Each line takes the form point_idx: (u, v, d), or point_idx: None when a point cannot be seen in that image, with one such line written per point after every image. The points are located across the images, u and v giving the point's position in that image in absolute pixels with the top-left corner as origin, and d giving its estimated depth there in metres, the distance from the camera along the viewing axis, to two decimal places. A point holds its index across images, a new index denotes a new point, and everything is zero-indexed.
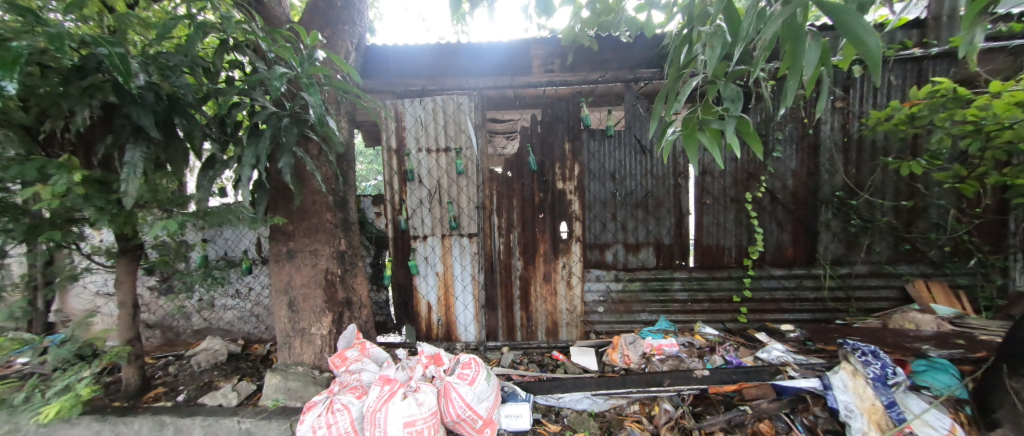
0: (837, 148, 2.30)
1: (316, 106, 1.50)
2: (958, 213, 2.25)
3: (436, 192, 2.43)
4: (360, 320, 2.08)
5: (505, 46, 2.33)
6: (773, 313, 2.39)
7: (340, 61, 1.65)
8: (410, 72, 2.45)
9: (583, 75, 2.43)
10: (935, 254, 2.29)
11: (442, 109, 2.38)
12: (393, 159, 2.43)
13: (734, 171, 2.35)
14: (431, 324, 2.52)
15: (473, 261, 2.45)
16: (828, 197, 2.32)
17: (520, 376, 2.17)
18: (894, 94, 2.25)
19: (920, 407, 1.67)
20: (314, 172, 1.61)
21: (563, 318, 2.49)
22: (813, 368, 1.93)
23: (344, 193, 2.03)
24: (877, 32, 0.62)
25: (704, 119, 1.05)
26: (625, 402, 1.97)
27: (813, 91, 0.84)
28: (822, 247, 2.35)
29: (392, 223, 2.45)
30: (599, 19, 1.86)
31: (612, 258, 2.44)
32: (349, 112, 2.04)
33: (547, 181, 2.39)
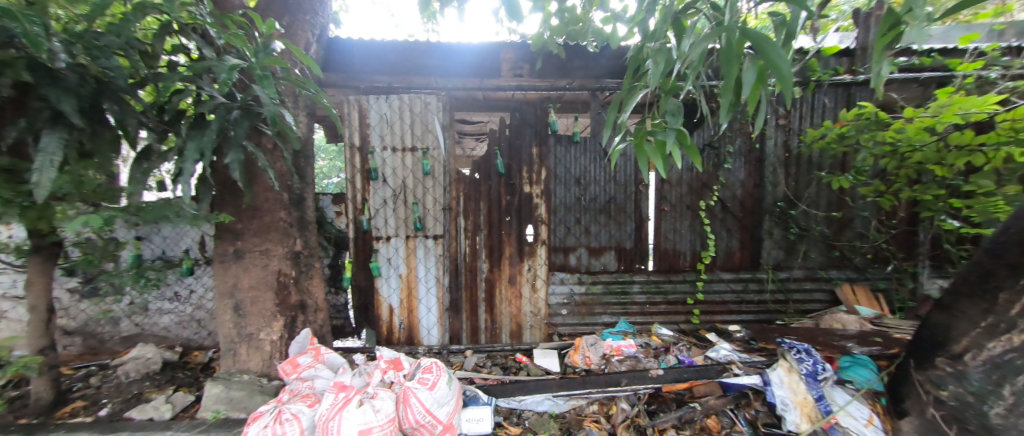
0: (779, 162, 2.50)
1: (270, 100, 1.40)
2: (879, 224, 2.52)
3: (400, 192, 2.37)
4: (314, 324, 1.97)
5: (477, 46, 2.33)
6: (722, 314, 2.54)
7: (299, 53, 1.53)
8: (375, 68, 2.37)
9: (551, 81, 2.49)
10: (859, 260, 2.55)
11: (408, 108, 2.33)
12: (356, 157, 2.34)
13: (689, 180, 2.49)
14: (393, 328, 2.45)
15: (438, 262, 2.42)
16: (771, 206, 2.52)
17: (483, 379, 2.17)
18: (828, 115, 2.49)
19: (845, 399, 1.83)
20: (266, 167, 1.52)
21: (527, 321, 2.51)
22: (755, 365, 2.07)
23: (302, 191, 1.93)
24: (789, 59, 0.72)
25: (651, 130, 1.11)
26: (585, 402, 2.02)
27: (753, 108, 0.90)
28: (765, 253, 2.54)
29: (353, 223, 2.36)
30: (568, 27, 1.91)
31: (576, 261, 2.50)
32: (309, 106, 1.95)
33: (514, 184, 2.40)
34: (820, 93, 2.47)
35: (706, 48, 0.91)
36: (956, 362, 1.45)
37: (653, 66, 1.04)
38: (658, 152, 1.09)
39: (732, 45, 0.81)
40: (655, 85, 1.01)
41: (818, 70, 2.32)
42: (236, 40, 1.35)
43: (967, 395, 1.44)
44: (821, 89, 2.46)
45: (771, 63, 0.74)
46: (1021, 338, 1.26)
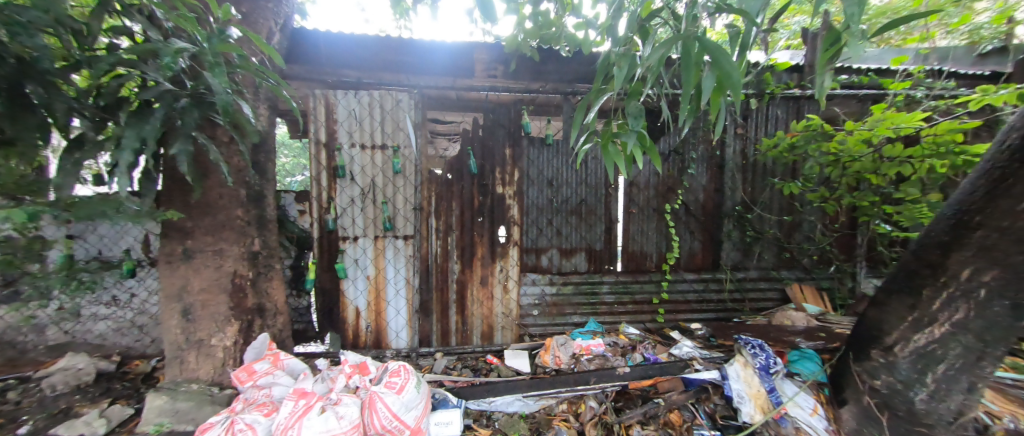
0: (737, 168, 2.65)
1: (223, 90, 1.31)
2: (824, 227, 2.74)
3: (369, 191, 2.30)
4: (274, 328, 1.87)
5: (451, 46, 2.24)
6: (685, 312, 2.66)
7: (260, 41, 1.41)
8: (344, 62, 2.28)
9: (525, 84, 2.45)
10: (807, 261, 2.76)
11: (378, 105, 2.27)
12: (322, 153, 2.25)
13: (656, 184, 2.58)
14: (360, 331, 2.38)
15: (408, 263, 2.37)
16: (730, 210, 2.66)
17: (453, 382, 2.14)
18: (780, 125, 2.68)
19: (793, 390, 1.96)
20: (220, 161, 1.42)
21: (498, 322, 2.51)
22: (715, 361, 2.18)
23: (262, 188, 1.82)
24: (734, 64, 0.84)
25: (616, 133, 1.21)
26: (554, 402, 2.05)
27: (716, 113, 0.99)
28: (724, 254, 2.68)
29: (317, 222, 2.26)
30: (541, 31, 1.93)
31: (547, 262, 2.54)
32: (271, 99, 1.85)
33: (487, 184, 2.40)
34: (773, 105, 2.65)
35: (664, 54, 0.98)
36: (888, 353, 1.60)
37: (616, 70, 1.09)
38: (621, 152, 1.23)
39: (691, 53, 0.90)
40: (618, 87, 1.06)
41: (773, 83, 2.50)
42: (184, 23, 1.21)
43: (897, 384, 1.59)
44: (775, 102, 2.62)
45: (721, 68, 0.88)
46: (941, 330, 1.44)
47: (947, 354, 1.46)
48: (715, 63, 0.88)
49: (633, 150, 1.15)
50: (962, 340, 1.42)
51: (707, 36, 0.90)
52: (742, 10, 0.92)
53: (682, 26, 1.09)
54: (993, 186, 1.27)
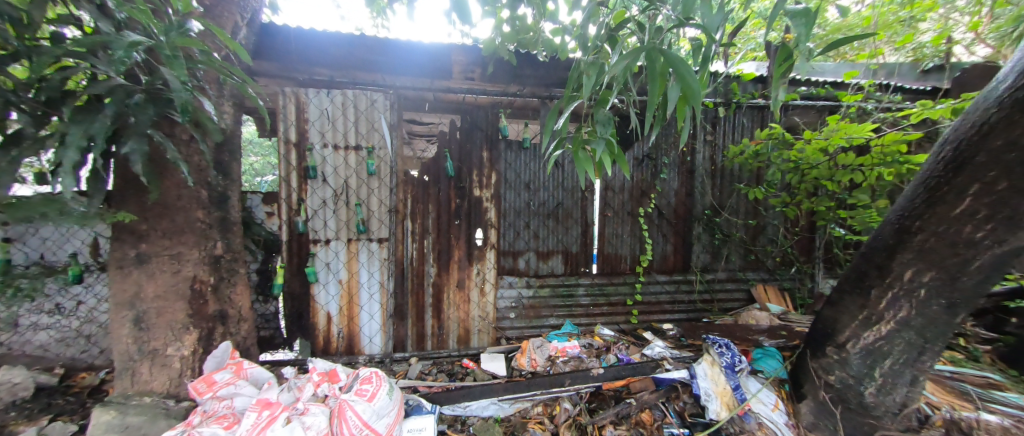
0: (706, 174, 2.77)
1: (182, 87, 1.23)
2: (785, 231, 2.89)
3: (341, 193, 2.24)
4: (237, 336, 1.78)
5: (428, 47, 2.21)
6: (657, 313, 2.73)
7: (224, 36, 1.33)
8: (317, 59, 2.21)
9: (502, 87, 2.45)
10: (770, 263, 2.90)
11: (352, 104, 2.22)
12: (292, 153, 2.17)
13: (630, 188, 2.65)
14: (331, 337, 2.30)
15: (382, 267, 2.31)
16: (700, 214, 2.77)
17: (427, 387, 2.10)
18: (746, 133, 2.81)
19: (756, 387, 2.04)
20: (177, 160, 1.34)
21: (475, 326, 2.49)
22: (684, 361, 2.25)
23: (226, 188, 1.73)
24: (694, 74, 0.91)
25: (586, 140, 1.30)
26: (529, 405, 2.06)
27: (682, 121, 1.06)
28: (695, 256, 2.78)
29: (286, 224, 2.18)
30: (519, 35, 1.93)
31: (524, 265, 2.55)
32: (237, 96, 1.76)
33: (464, 187, 2.38)
34: (739, 114, 2.78)
35: (631, 63, 1.03)
36: (841, 350, 1.71)
37: (585, 78, 1.17)
38: (590, 158, 1.31)
39: (657, 64, 0.95)
40: (587, 94, 1.12)
41: (739, 93, 2.62)
42: (140, 15, 1.11)
43: (849, 378, 1.70)
44: (741, 110, 2.76)
45: (684, 80, 0.93)
46: (887, 327, 1.55)
47: (892, 350, 1.57)
48: (678, 73, 0.94)
49: (600, 156, 1.25)
50: (906, 337, 1.53)
51: (671, 49, 0.95)
52: (704, 24, 1.00)
53: (648, 36, 1.15)
54: (931, 193, 1.38)
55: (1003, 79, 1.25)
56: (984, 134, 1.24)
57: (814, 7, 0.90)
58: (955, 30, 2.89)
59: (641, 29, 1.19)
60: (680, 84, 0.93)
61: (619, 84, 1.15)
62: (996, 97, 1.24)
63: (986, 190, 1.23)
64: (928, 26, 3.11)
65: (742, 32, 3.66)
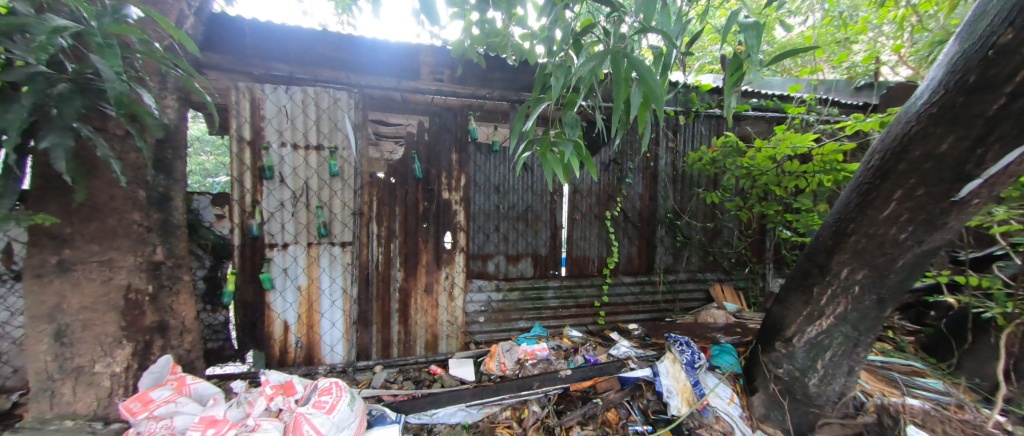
0: (668, 179, 2.89)
1: (116, 77, 1.11)
2: (740, 233, 3.07)
3: (301, 194, 2.13)
4: (179, 349, 1.63)
5: (397, 46, 2.18)
6: (623, 314, 2.80)
7: (167, 24, 1.21)
8: (274, 54, 2.06)
9: (472, 90, 2.39)
10: (726, 264, 3.07)
11: (314, 102, 2.12)
12: (246, 152, 2.04)
13: (597, 192, 2.71)
14: (288, 347, 2.18)
15: (345, 272, 2.23)
16: (662, 217, 2.88)
17: (392, 396, 2.03)
18: (703, 141, 2.97)
19: (713, 382, 2.15)
20: (108, 157, 1.21)
21: (443, 331, 2.44)
22: (649, 359, 2.31)
23: (168, 188, 1.59)
24: (657, 81, 0.96)
25: (552, 142, 1.33)
26: (498, 409, 2.06)
27: (644, 126, 1.12)
28: (658, 258, 2.89)
29: (238, 227, 2.04)
30: (487, 38, 1.91)
31: (494, 268, 2.55)
32: (181, 88, 1.62)
33: (432, 189, 2.34)
34: (698, 122, 2.94)
35: (595, 68, 1.07)
36: (788, 345, 1.84)
37: (552, 80, 1.20)
38: (558, 159, 1.36)
39: (621, 68, 1.00)
40: (554, 96, 1.16)
41: (697, 102, 2.77)
42: None
43: (795, 371, 1.83)
44: (699, 119, 2.91)
45: (647, 85, 0.99)
46: (827, 322, 1.69)
47: (831, 343, 1.72)
48: (643, 77, 0.98)
49: (568, 158, 1.28)
50: (842, 330, 1.68)
51: (634, 55, 1.00)
52: (663, 32, 1.05)
53: (612, 42, 1.20)
54: (862, 198, 1.50)
55: (919, 95, 1.37)
56: (905, 145, 1.36)
57: (763, 21, 0.98)
58: (883, 51, 3.21)
59: (604, 36, 1.24)
60: (644, 90, 0.98)
61: (585, 87, 1.18)
62: (913, 111, 1.35)
63: (908, 195, 1.36)
64: (860, 46, 3.42)
65: (700, 46, 3.86)
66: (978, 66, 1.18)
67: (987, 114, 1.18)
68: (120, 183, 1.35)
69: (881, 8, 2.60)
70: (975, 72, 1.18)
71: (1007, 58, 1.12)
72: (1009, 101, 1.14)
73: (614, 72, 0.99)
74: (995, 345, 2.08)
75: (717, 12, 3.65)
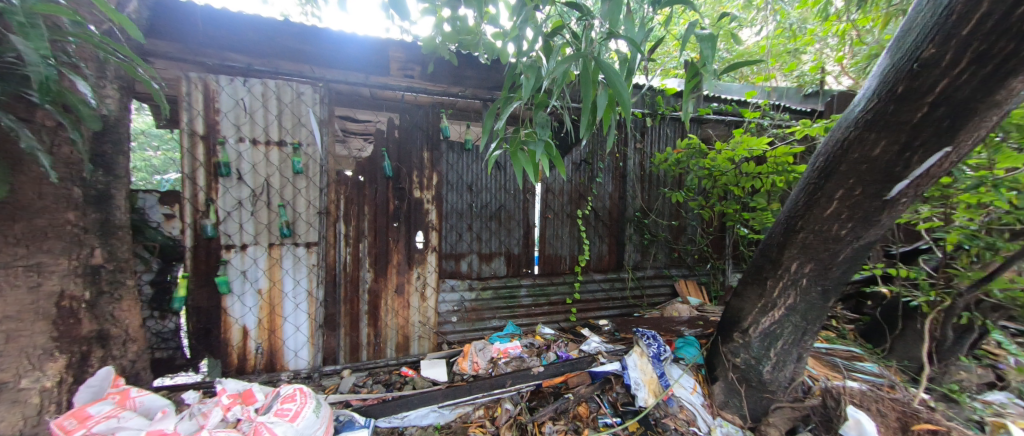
0: (636, 179, 2.98)
1: (41, 62, 1.00)
2: (703, 231, 3.22)
3: (261, 192, 2.03)
4: (123, 359, 1.50)
5: (365, 40, 2.08)
6: (594, 310, 2.87)
7: (105, 7, 1.10)
8: (229, 43, 1.92)
9: (444, 87, 2.35)
10: (690, 260, 3.22)
11: (275, 96, 2.02)
12: (199, 147, 1.91)
13: (569, 191, 2.76)
14: (248, 354, 2.06)
15: (310, 274, 2.14)
16: (631, 216, 2.97)
17: (361, 400, 1.98)
18: (669, 142, 3.09)
19: (678, 373, 2.24)
20: (34, 149, 1.09)
21: (415, 332, 2.40)
22: (618, 353, 2.37)
23: (109, 185, 1.46)
24: (624, 83, 0.99)
25: (523, 141, 1.34)
26: (470, 409, 2.06)
27: (605, 127, 1.17)
28: (627, 256, 2.98)
29: (190, 228, 1.91)
30: (459, 36, 1.89)
31: (466, 267, 2.54)
32: (123, 77, 1.49)
33: (403, 188, 2.29)
34: (664, 124, 3.05)
35: (566, 69, 1.09)
36: (745, 336, 1.95)
37: (524, 79, 1.21)
38: (530, 158, 1.37)
39: (589, 70, 1.03)
40: (526, 96, 1.17)
41: (662, 105, 2.88)
42: None
43: (751, 359, 1.95)
44: (664, 121, 3.03)
45: (615, 87, 1.02)
46: (779, 312, 1.82)
47: (783, 332, 1.85)
48: (612, 80, 1.01)
49: (539, 157, 1.30)
50: (792, 320, 1.81)
51: (603, 58, 1.02)
52: (628, 37, 1.08)
53: (581, 45, 1.23)
54: (810, 197, 1.62)
55: (858, 103, 1.48)
56: (845, 149, 1.48)
57: (717, 34, 1.04)
58: (828, 62, 3.47)
59: (573, 40, 1.27)
60: (612, 93, 1.01)
61: (556, 89, 1.21)
62: (852, 118, 1.47)
63: (848, 195, 1.49)
64: (809, 56, 3.68)
65: (665, 51, 4.01)
66: (905, 77, 1.28)
67: (912, 122, 1.29)
68: (50, 179, 1.22)
69: (826, 22, 2.82)
70: (903, 83, 1.28)
71: (930, 70, 1.21)
72: (930, 109, 1.25)
73: (582, 73, 1.02)
74: (920, 330, 2.34)
75: (681, 19, 3.81)
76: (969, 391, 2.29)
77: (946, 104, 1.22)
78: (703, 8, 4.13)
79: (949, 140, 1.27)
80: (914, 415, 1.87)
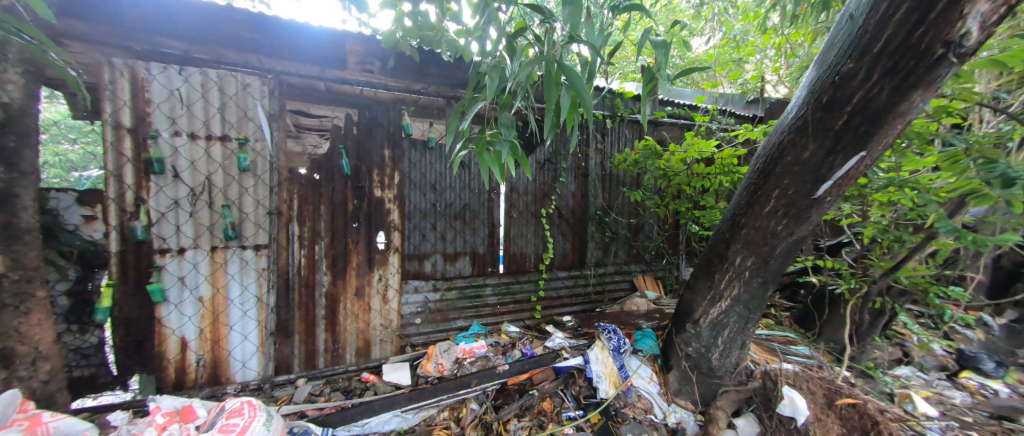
0: (598, 178, 3.07)
1: None
2: (659, 228, 3.39)
3: (201, 191, 1.86)
4: (32, 381, 1.32)
5: (319, 31, 1.97)
6: (558, 307, 2.93)
7: None
8: (164, 28, 1.74)
9: (405, 84, 2.26)
10: (648, 256, 3.37)
11: (216, 86, 1.87)
12: (126, 141, 1.71)
13: (533, 190, 2.79)
14: (187, 367, 1.89)
15: (259, 278, 2.00)
16: (593, 214, 3.06)
17: (317, 410, 1.89)
18: (627, 143, 3.22)
19: (636, 364, 2.34)
20: None
21: (376, 335, 2.32)
22: (581, 348, 2.44)
23: (12, 183, 1.27)
24: (585, 86, 1.03)
25: (489, 141, 1.34)
26: (435, 411, 2.03)
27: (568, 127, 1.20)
28: (589, 253, 3.07)
29: (116, 231, 1.71)
30: (420, 32, 1.86)
31: (430, 268, 2.48)
32: (30, 60, 1.31)
33: (363, 187, 2.20)
34: (623, 126, 3.17)
35: (530, 72, 1.11)
36: (697, 326, 2.08)
37: (488, 80, 1.21)
38: (495, 159, 1.37)
39: (552, 73, 1.05)
40: (489, 96, 1.18)
41: (622, 108, 3.00)
42: None
43: (702, 348, 2.09)
44: (623, 123, 3.15)
45: (576, 90, 1.05)
46: (726, 303, 1.96)
47: (728, 321, 2.00)
48: (573, 83, 1.04)
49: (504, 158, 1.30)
50: (737, 310, 1.97)
51: (565, 62, 1.05)
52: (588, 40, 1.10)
53: (543, 47, 1.24)
54: (751, 195, 1.75)
55: (790, 110, 1.63)
56: (780, 152, 1.62)
57: (669, 40, 1.11)
58: (767, 72, 3.77)
59: (535, 42, 1.29)
60: (574, 95, 1.03)
61: (519, 90, 1.22)
62: (786, 123, 1.61)
63: (783, 194, 1.63)
64: (750, 66, 3.99)
65: (623, 56, 4.16)
66: (828, 88, 1.42)
67: (834, 128, 1.44)
68: None
69: (765, 35, 3.06)
70: (826, 93, 1.43)
71: (848, 82, 1.36)
72: (848, 118, 1.40)
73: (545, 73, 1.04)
74: (844, 315, 2.62)
75: (638, 25, 3.97)
76: (881, 367, 2.60)
77: (862, 114, 1.37)
78: (657, 16, 4.33)
79: (865, 146, 1.42)
80: (838, 391, 2.07)
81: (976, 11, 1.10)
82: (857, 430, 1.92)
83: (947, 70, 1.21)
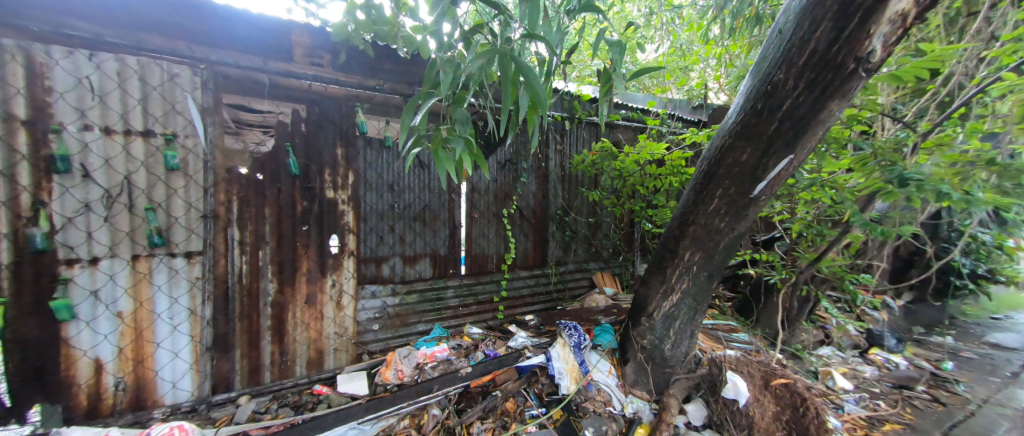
0: (558, 179, 3.13)
1: None
2: (615, 226, 3.51)
3: (118, 193, 1.64)
4: None
5: (260, 19, 1.83)
6: (519, 306, 2.94)
7: None
8: (70, 7, 1.51)
9: (359, 79, 2.15)
10: (606, 254, 3.48)
11: (137, 75, 1.66)
12: (20, 135, 1.47)
13: (494, 190, 2.78)
14: (104, 393, 1.67)
15: (192, 289, 1.81)
16: (553, 214, 3.11)
17: (262, 429, 1.74)
18: (585, 144, 3.30)
19: (595, 358, 2.41)
20: None
21: (330, 344, 2.19)
22: (543, 346, 2.46)
23: None
24: (541, 84, 1.04)
25: (445, 138, 1.30)
26: (395, 420, 1.95)
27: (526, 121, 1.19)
28: (550, 252, 3.11)
29: (7, 239, 1.46)
30: (374, 25, 1.79)
31: (389, 271, 2.39)
32: None
33: (313, 187, 2.07)
34: (581, 128, 3.25)
35: (483, 65, 1.09)
36: (651, 319, 2.19)
37: (442, 75, 1.17)
38: (450, 156, 1.33)
39: (508, 71, 1.05)
40: (443, 91, 1.15)
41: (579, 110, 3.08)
42: None
43: (655, 340, 2.20)
44: (581, 125, 3.23)
45: (532, 89, 1.05)
46: (677, 296, 2.08)
47: (679, 313, 2.13)
48: (529, 81, 1.05)
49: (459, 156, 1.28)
50: (686, 303, 2.10)
51: (521, 60, 1.05)
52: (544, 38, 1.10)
53: (499, 43, 1.23)
54: (697, 195, 1.87)
55: (731, 116, 1.75)
56: (722, 154, 1.74)
57: (624, 40, 1.15)
58: (710, 80, 4.05)
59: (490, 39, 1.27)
60: (529, 92, 1.04)
61: (475, 86, 1.19)
62: (727, 128, 1.73)
63: (724, 194, 1.76)
64: (695, 74, 4.26)
65: (580, 60, 4.28)
66: (762, 96, 1.54)
67: (767, 133, 1.57)
68: None
69: (708, 45, 3.29)
70: (761, 100, 1.55)
71: (779, 91, 1.48)
72: (779, 124, 1.53)
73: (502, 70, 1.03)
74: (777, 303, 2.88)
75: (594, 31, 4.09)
76: (808, 348, 2.89)
77: (790, 120, 1.50)
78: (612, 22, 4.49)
79: (793, 149, 1.57)
80: (772, 372, 2.23)
81: (879, 32, 1.22)
82: (789, 407, 2.10)
83: (857, 83, 1.37)
